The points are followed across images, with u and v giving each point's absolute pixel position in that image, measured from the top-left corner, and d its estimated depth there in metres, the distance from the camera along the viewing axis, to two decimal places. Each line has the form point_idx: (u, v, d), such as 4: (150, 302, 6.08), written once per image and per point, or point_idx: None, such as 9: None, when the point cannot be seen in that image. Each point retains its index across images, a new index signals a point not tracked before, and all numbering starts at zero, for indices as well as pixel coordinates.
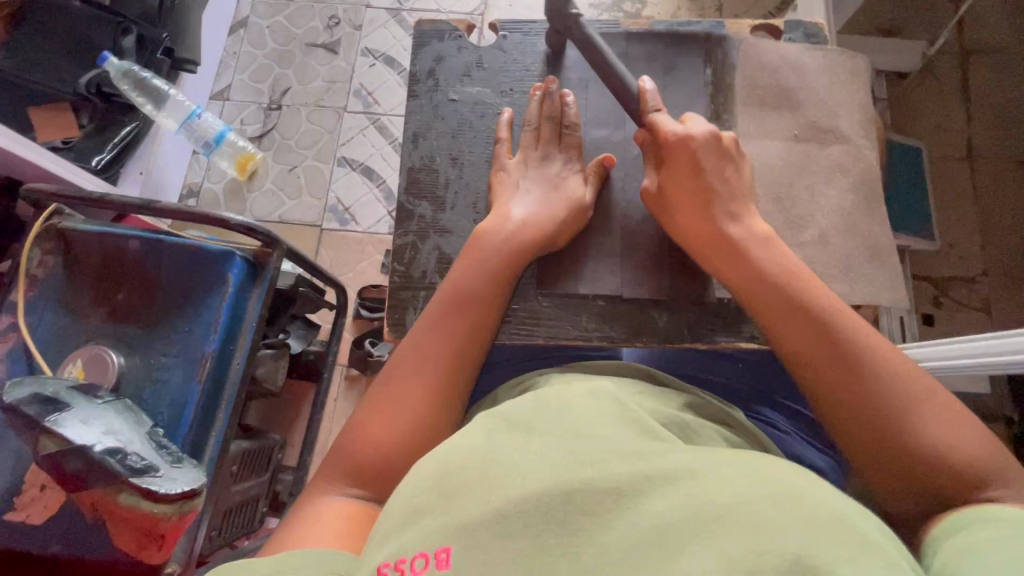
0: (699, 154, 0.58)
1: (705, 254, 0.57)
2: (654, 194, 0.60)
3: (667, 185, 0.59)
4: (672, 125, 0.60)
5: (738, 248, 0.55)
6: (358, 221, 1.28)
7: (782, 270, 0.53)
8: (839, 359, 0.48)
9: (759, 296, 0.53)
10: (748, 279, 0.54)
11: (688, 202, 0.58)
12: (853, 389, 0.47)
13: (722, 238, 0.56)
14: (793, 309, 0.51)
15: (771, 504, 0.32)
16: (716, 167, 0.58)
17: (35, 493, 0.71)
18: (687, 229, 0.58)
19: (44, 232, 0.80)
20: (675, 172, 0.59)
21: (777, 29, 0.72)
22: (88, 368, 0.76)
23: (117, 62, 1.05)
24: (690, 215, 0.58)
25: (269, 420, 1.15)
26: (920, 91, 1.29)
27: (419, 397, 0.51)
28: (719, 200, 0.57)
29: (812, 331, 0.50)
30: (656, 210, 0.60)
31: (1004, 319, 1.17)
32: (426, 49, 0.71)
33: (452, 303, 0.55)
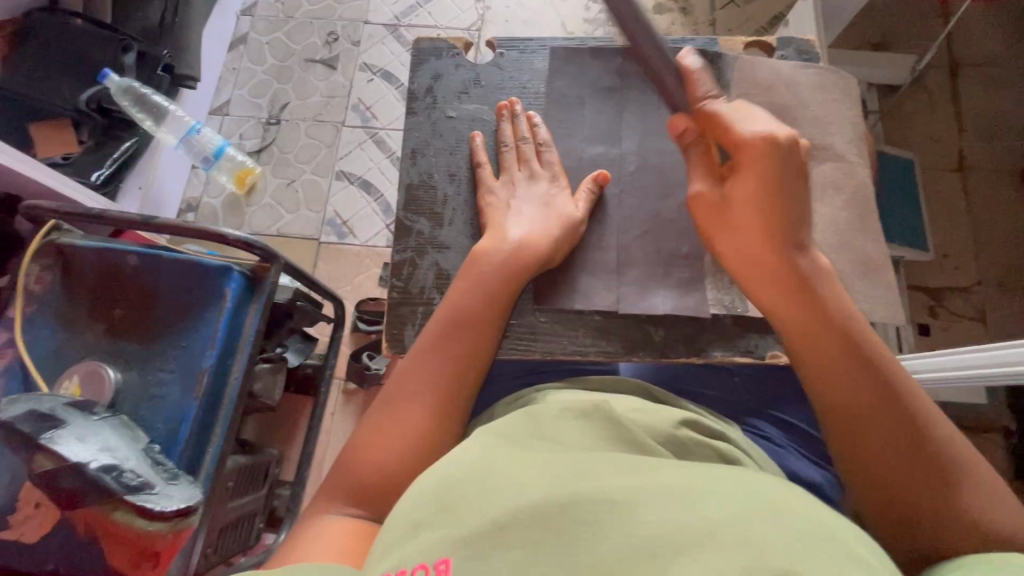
0: (778, 160, 0.51)
1: (762, 278, 0.53)
2: (712, 204, 0.55)
3: (735, 188, 0.53)
4: (744, 125, 0.52)
5: (808, 288, 0.51)
6: (357, 234, 1.28)
7: (846, 318, 0.51)
8: (896, 420, 0.47)
9: (822, 341, 0.50)
10: (811, 321, 0.51)
11: (758, 218, 0.52)
12: (906, 450, 0.46)
13: (788, 270, 0.52)
14: (857, 360, 0.49)
15: (769, 521, 0.32)
16: (794, 182, 0.51)
17: (30, 510, 0.71)
18: (751, 247, 0.53)
19: (43, 248, 0.81)
20: (742, 177, 0.52)
21: (769, 46, 0.73)
22: (85, 384, 0.76)
23: (117, 78, 1.06)
24: (755, 232, 0.52)
25: (265, 434, 1.15)
26: (912, 103, 1.31)
27: (420, 415, 0.51)
28: (792, 219, 0.52)
29: (874, 388, 0.48)
30: (710, 215, 0.55)
31: (1000, 329, 1.18)
32: (424, 67, 0.72)
33: (453, 322, 0.55)
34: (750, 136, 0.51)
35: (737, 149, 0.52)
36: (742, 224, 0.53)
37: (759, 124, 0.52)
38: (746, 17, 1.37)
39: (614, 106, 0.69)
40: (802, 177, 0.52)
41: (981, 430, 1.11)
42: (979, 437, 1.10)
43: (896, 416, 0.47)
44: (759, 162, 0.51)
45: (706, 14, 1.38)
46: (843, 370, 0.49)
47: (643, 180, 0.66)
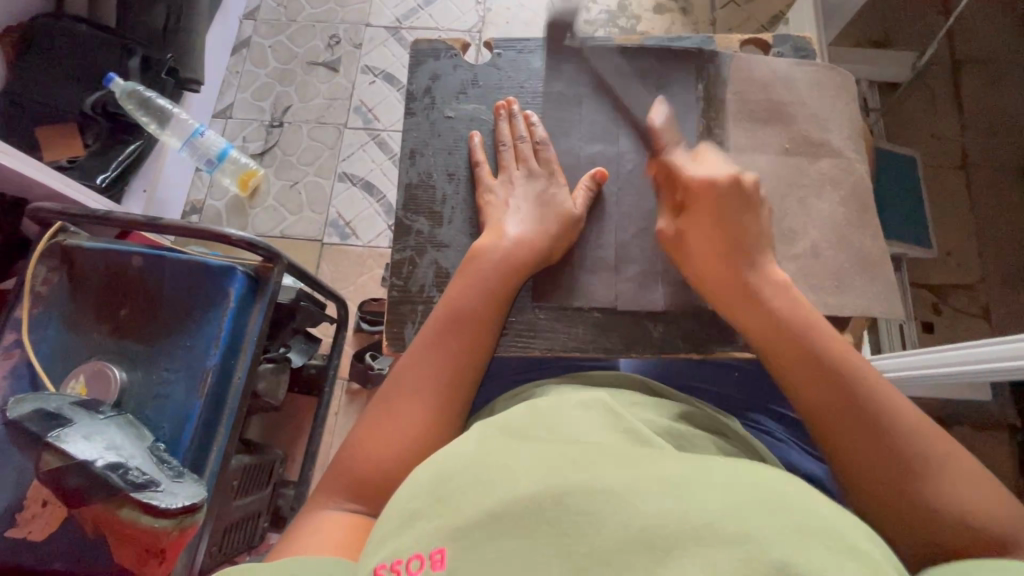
0: (723, 199, 0.57)
1: (719, 290, 0.55)
2: (671, 238, 0.60)
3: (688, 224, 0.58)
4: (693, 169, 0.60)
5: (755, 295, 0.54)
6: (359, 235, 1.29)
7: (798, 319, 0.52)
8: (860, 417, 0.46)
9: (778, 344, 0.51)
10: (764, 325, 0.52)
11: (710, 243, 0.56)
12: (874, 447, 0.45)
13: (737, 280, 0.54)
14: (808, 356, 0.50)
15: (763, 511, 0.33)
16: (738, 212, 0.57)
17: (37, 509, 0.72)
18: (707, 266, 0.56)
19: (49, 250, 0.82)
20: (696, 213, 0.58)
21: (765, 44, 0.73)
22: (91, 383, 0.77)
23: (122, 83, 1.07)
24: (707, 252, 0.56)
25: (269, 434, 1.16)
26: (913, 101, 1.31)
27: (416, 411, 0.51)
28: (739, 235, 0.56)
29: (833, 385, 0.48)
30: (673, 248, 0.59)
31: (1005, 326, 1.17)
32: (423, 68, 0.73)
33: (447, 319, 0.55)
34: (695, 177, 0.59)
35: (686, 189, 0.59)
36: (696, 251, 0.57)
37: (704, 167, 0.60)
38: (746, 16, 1.37)
39: (612, 105, 0.69)
40: (750, 208, 0.57)
41: (986, 427, 1.10)
42: (984, 434, 1.10)
43: (854, 407, 0.47)
44: (704, 198, 0.57)
45: (706, 13, 1.38)
46: (798, 371, 0.50)
47: (641, 178, 0.67)
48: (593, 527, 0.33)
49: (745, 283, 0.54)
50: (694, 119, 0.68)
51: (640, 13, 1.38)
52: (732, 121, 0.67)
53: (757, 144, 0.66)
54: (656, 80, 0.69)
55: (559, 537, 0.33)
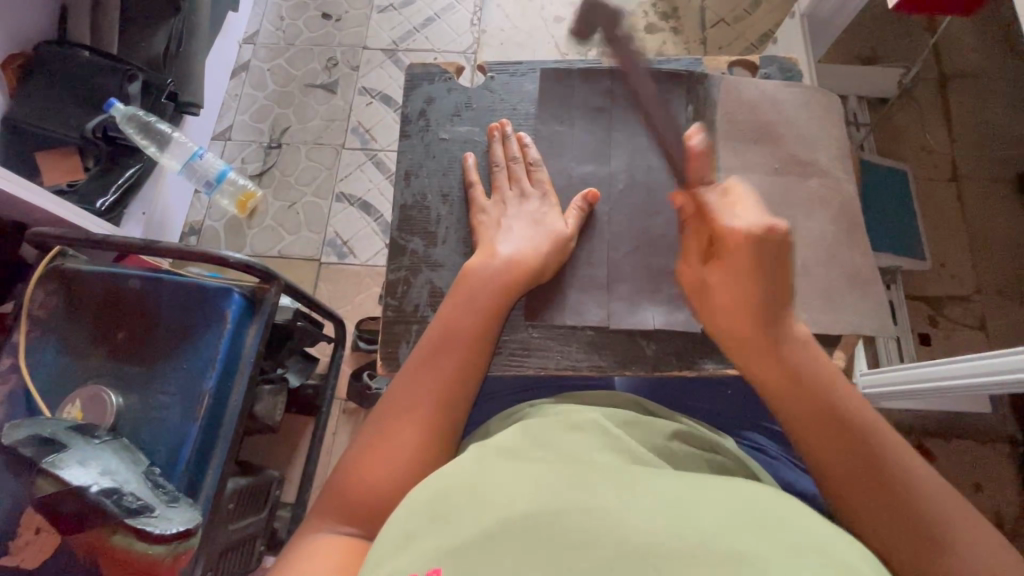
0: (758, 252, 0.52)
1: (740, 346, 0.53)
2: (696, 285, 0.57)
3: (713, 274, 0.55)
4: (728, 217, 0.54)
5: (778, 354, 0.51)
6: (357, 254, 1.30)
7: (818, 376, 0.50)
8: (878, 480, 0.45)
9: (802, 405, 0.49)
10: (785, 383, 0.50)
11: (734, 294, 0.53)
12: (893, 509, 0.44)
13: (759, 335, 0.52)
14: (823, 414, 0.48)
15: (757, 532, 0.33)
16: (772, 262, 0.52)
17: (31, 536, 0.70)
18: (727, 321, 0.53)
19: (48, 275, 0.82)
20: (721, 260, 0.54)
21: (753, 65, 0.75)
22: (87, 408, 0.77)
23: (123, 107, 1.08)
24: (731, 308, 0.53)
25: (265, 456, 1.15)
26: (902, 115, 1.33)
27: (411, 434, 0.51)
28: (766, 292, 0.52)
29: (860, 450, 0.47)
30: (694, 290, 0.57)
31: (1001, 337, 1.17)
32: (417, 91, 0.74)
33: (439, 340, 0.56)
34: (730, 227, 0.53)
35: (718, 235, 0.54)
36: (723, 300, 0.54)
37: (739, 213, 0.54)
38: (735, 36, 1.40)
39: (604, 126, 0.70)
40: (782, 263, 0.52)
41: (987, 439, 1.10)
42: (984, 446, 1.09)
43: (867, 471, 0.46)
44: (739, 250, 0.52)
45: (696, 33, 1.41)
46: (811, 431, 0.48)
47: (632, 198, 0.68)
48: (586, 543, 0.33)
49: (768, 339, 0.51)
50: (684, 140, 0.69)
51: (632, 33, 1.41)
52: (722, 140, 0.68)
53: (746, 164, 0.67)
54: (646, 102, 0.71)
55: (552, 556, 0.33)
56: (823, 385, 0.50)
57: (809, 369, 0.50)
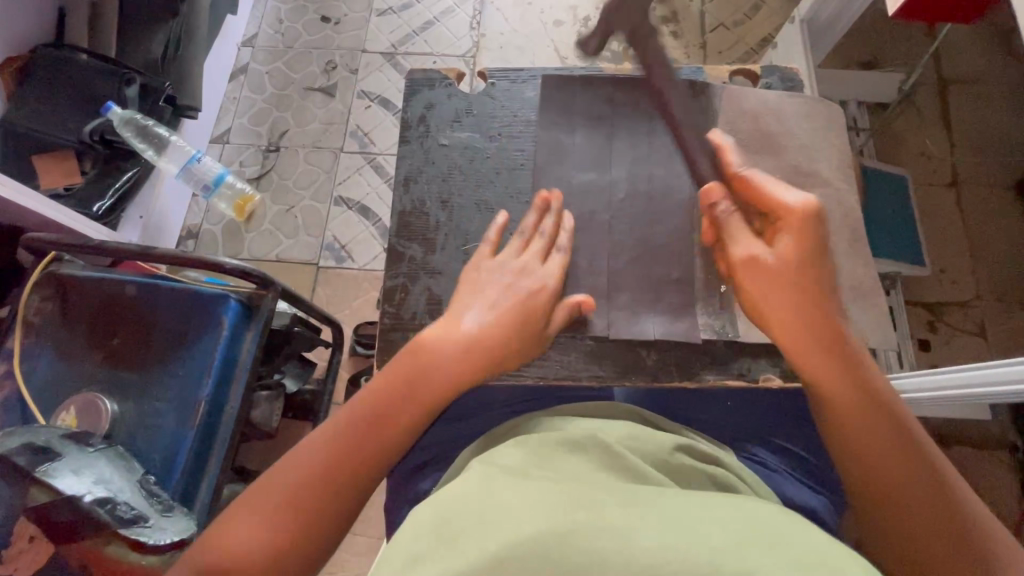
0: (810, 232, 0.53)
1: (795, 337, 0.52)
2: (760, 266, 0.54)
3: (778, 254, 0.53)
4: (783, 191, 0.54)
5: (846, 361, 0.51)
6: (355, 258, 1.29)
7: (871, 382, 0.51)
8: (931, 495, 0.46)
9: (856, 403, 0.50)
10: (840, 383, 0.50)
11: (793, 285, 0.52)
12: (943, 525, 0.45)
13: (817, 329, 0.51)
14: (875, 416, 0.49)
15: (762, 550, 0.32)
16: (823, 250, 0.53)
17: (24, 544, 0.69)
18: (789, 322, 0.52)
19: (43, 280, 0.82)
20: (785, 235, 0.54)
21: (754, 73, 0.74)
22: (82, 416, 0.77)
23: (119, 111, 1.07)
24: (792, 306, 0.52)
25: (263, 461, 1.14)
26: (902, 120, 1.33)
27: (303, 511, 0.46)
28: (824, 287, 0.53)
29: (903, 456, 0.48)
30: (745, 273, 0.55)
31: (1001, 344, 1.17)
32: (417, 97, 0.73)
33: (380, 412, 0.50)
34: (796, 202, 0.53)
35: (780, 211, 0.54)
36: (778, 289, 0.53)
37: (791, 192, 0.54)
38: (736, 40, 1.40)
39: (604, 134, 0.70)
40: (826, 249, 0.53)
41: (987, 446, 1.10)
42: (983, 452, 1.09)
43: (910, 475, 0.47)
44: (797, 227, 0.53)
45: (697, 37, 1.40)
46: (862, 431, 0.49)
47: (633, 206, 0.67)
48: (595, 563, 0.32)
49: (828, 335, 0.51)
50: None
51: (632, 37, 1.40)
52: None
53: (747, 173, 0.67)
54: (648, 109, 0.70)
55: (557, 574, 0.32)
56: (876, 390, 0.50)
57: (864, 373, 0.51)
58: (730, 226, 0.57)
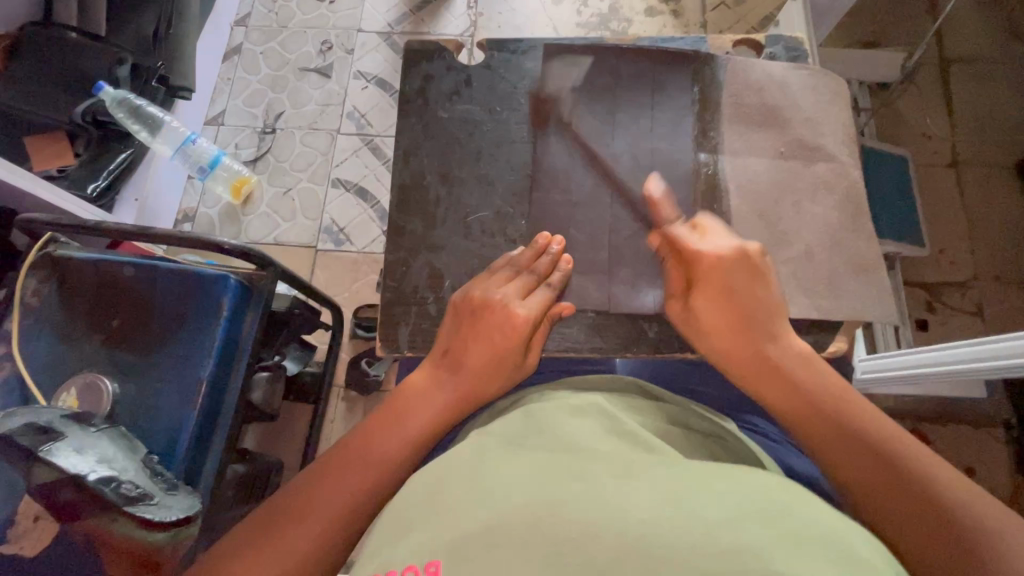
0: (729, 269, 0.55)
1: (739, 368, 0.53)
2: (682, 312, 0.57)
3: (697, 298, 0.56)
4: (713, 244, 0.57)
5: (786, 376, 0.50)
6: (354, 241, 1.28)
7: (826, 388, 0.49)
8: (884, 471, 0.43)
9: (808, 413, 0.48)
10: (790, 398, 0.50)
11: (716, 311, 0.54)
12: (911, 518, 0.41)
13: (752, 352, 0.52)
14: (827, 420, 0.47)
15: (758, 520, 0.31)
16: (746, 286, 0.54)
17: (29, 524, 0.70)
18: (728, 347, 0.53)
19: (39, 261, 0.81)
20: (701, 288, 0.55)
21: (758, 44, 0.74)
22: (83, 397, 0.76)
23: (112, 91, 1.06)
24: (730, 335, 0.53)
25: (265, 442, 1.15)
26: (903, 100, 1.32)
27: (289, 542, 0.45)
28: (759, 314, 0.53)
29: (861, 450, 0.45)
30: (685, 324, 0.57)
31: (997, 323, 1.18)
32: (416, 70, 0.73)
33: (360, 458, 0.51)
34: (708, 251, 0.56)
35: (693, 265, 0.57)
36: (709, 324, 0.55)
37: (710, 240, 0.57)
38: (737, 18, 1.38)
39: (607, 107, 0.69)
40: (755, 277, 0.55)
41: (980, 424, 1.11)
42: (977, 430, 1.11)
43: (875, 468, 0.44)
44: (714, 269, 0.55)
45: (697, 16, 1.38)
46: (829, 444, 0.47)
47: (636, 178, 0.66)
48: (589, 535, 0.31)
49: (766, 360, 0.51)
50: (690, 121, 0.68)
51: (632, 16, 1.39)
52: (726, 122, 0.68)
53: (751, 146, 0.67)
54: (652, 82, 0.69)
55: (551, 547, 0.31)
56: (833, 397, 0.49)
57: (808, 378, 0.50)
58: (665, 273, 0.61)
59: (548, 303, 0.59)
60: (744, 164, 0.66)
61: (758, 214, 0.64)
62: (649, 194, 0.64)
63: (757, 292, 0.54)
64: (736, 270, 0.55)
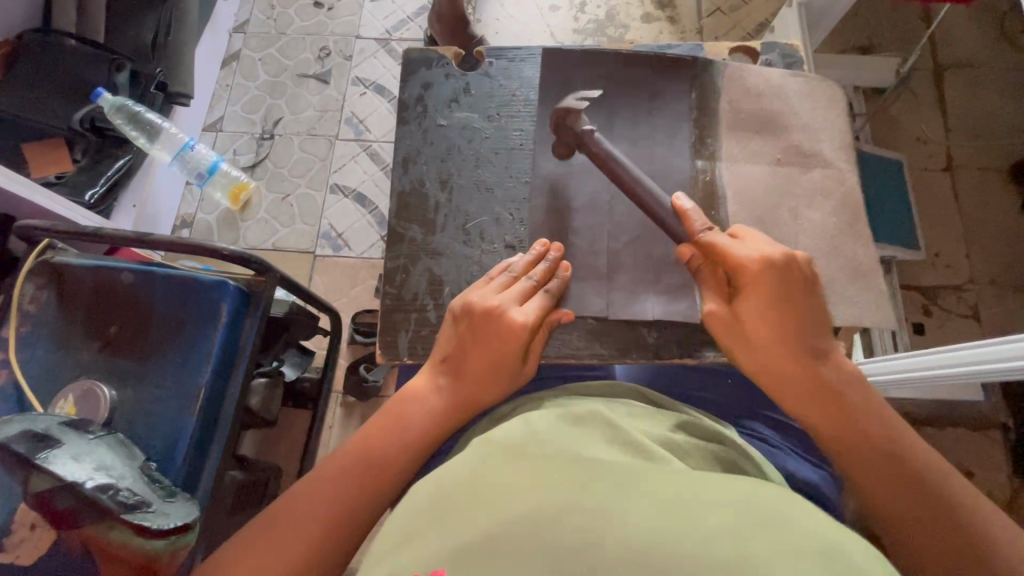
0: (780, 277, 0.51)
1: (785, 381, 0.50)
2: (725, 320, 0.54)
3: (744, 304, 0.52)
4: (739, 249, 0.54)
5: (836, 396, 0.49)
6: (352, 246, 1.28)
7: (870, 411, 0.49)
8: (923, 499, 0.45)
9: (854, 436, 0.48)
10: (837, 419, 0.48)
11: (768, 323, 0.51)
12: (949, 547, 0.43)
13: (804, 369, 0.50)
14: (874, 445, 0.47)
15: (757, 528, 0.32)
16: (801, 298, 0.51)
17: (26, 533, 0.70)
18: (777, 361, 0.50)
19: (37, 268, 0.81)
20: (747, 294, 0.52)
21: (754, 51, 0.74)
22: (80, 404, 0.76)
23: (110, 97, 1.06)
24: (780, 349, 0.50)
25: (264, 449, 1.14)
26: (897, 105, 1.33)
27: (288, 548, 0.45)
28: (809, 331, 0.51)
29: (902, 477, 0.46)
30: (723, 329, 0.54)
31: (993, 326, 1.18)
32: (415, 77, 0.73)
33: (362, 465, 0.51)
34: (749, 257, 0.53)
35: (738, 271, 0.53)
36: (757, 336, 0.51)
37: (749, 246, 0.54)
38: (732, 24, 1.39)
39: (605, 114, 0.69)
40: (808, 291, 0.52)
41: (977, 427, 1.11)
42: (974, 433, 1.11)
43: (916, 496, 0.45)
44: (764, 280, 0.51)
45: (693, 22, 1.40)
46: (871, 468, 0.47)
47: None
48: (588, 543, 0.31)
49: (817, 379, 0.49)
50: (687, 128, 0.68)
51: (628, 22, 1.40)
52: (723, 129, 0.68)
53: (749, 153, 0.67)
54: (649, 89, 0.70)
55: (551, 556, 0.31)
56: (879, 421, 0.48)
57: (857, 401, 0.49)
58: (703, 285, 0.58)
59: (547, 309, 0.59)
60: (742, 171, 0.66)
61: (756, 221, 0.65)
62: (677, 206, 0.61)
63: (809, 303, 0.52)
64: (780, 274, 0.51)
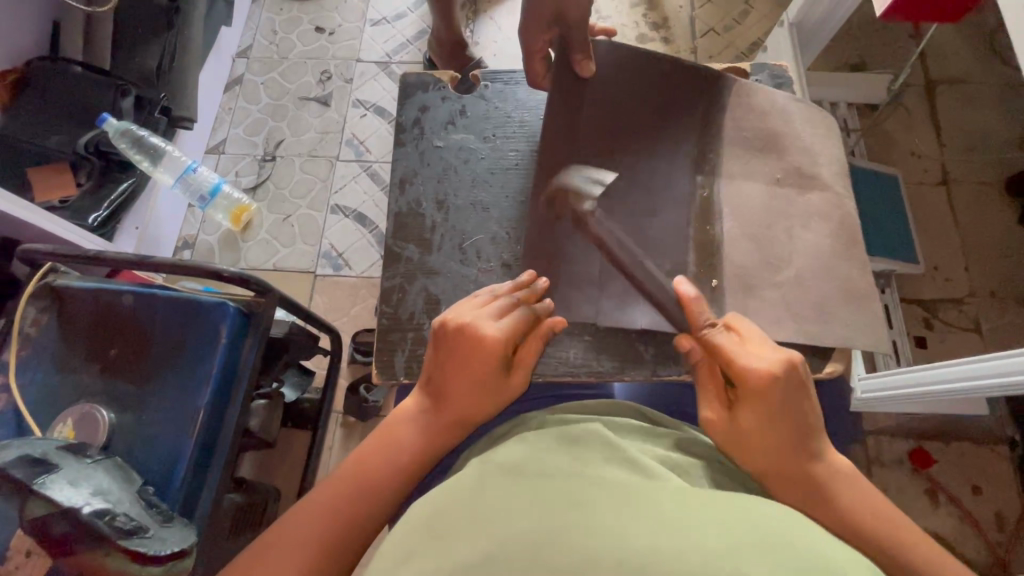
0: (782, 389, 0.48)
1: (787, 488, 0.48)
2: (727, 431, 0.50)
3: (743, 411, 0.50)
4: (756, 359, 0.50)
5: (830, 500, 0.47)
6: (352, 266, 1.29)
7: (868, 516, 0.47)
8: None
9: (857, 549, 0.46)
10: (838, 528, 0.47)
11: (764, 431, 0.49)
12: None
13: (798, 471, 0.48)
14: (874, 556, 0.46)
15: (756, 549, 0.31)
16: (798, 404, 0.49)
17: (20, 560, 0.69)
18: (773, 470, 0.48)
19: (37, 292, 0.81)
20: (746, 401, 0.49)
21: (745, 71, 0.76)
22: (78, 427, 0.76)
23: (115, 123, 1.08)
24: (775, 455, 0.48)
25: (263, 470, 1.13)
26: (890, 122, 1.35)
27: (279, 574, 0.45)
28: (805, 432, 0.49)
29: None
30: (726, 441, 0.50)
31: (996, 339, 1.18)
32: (412, 100, 0.74)
33: (353, 490, 0.50)
34: (757, 366, 0.49)
35: (741, 379, 0.50)
36: (757, 443, 0.49)
37: (759, 354, 0.50)
38: (725, 44, 1.42)
39: None
40: (804, 392, 0.49)
41: (983, 442, 1.10)
42: (980, 448, 1.10)
43: None
44: (766, 388, 0.48)
45: (686, 42, 1.42)
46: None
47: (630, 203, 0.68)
48: (587, 564, 0.31)
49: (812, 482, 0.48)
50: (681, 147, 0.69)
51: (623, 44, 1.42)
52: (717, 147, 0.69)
53: (744, 171, 0.68)
54: None
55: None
56: (877, 527, 0.47)
57: (851, 509, 0.47)
58: (699, 384, 0.55)
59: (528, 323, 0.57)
60: (737, 188, 0.67)
61: (751, 238, 0.65)
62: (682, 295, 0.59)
63: (805, 405, 0.49)
64: (784, 388, 0.48)
